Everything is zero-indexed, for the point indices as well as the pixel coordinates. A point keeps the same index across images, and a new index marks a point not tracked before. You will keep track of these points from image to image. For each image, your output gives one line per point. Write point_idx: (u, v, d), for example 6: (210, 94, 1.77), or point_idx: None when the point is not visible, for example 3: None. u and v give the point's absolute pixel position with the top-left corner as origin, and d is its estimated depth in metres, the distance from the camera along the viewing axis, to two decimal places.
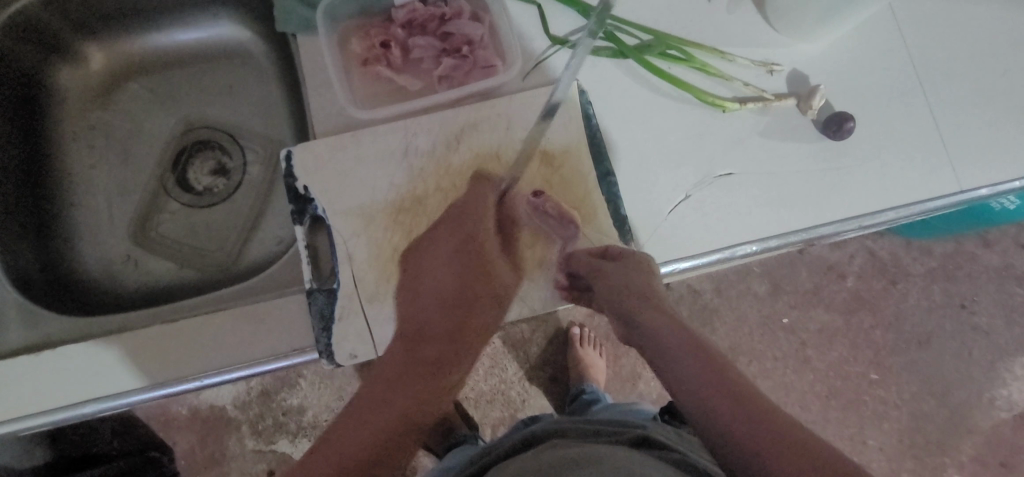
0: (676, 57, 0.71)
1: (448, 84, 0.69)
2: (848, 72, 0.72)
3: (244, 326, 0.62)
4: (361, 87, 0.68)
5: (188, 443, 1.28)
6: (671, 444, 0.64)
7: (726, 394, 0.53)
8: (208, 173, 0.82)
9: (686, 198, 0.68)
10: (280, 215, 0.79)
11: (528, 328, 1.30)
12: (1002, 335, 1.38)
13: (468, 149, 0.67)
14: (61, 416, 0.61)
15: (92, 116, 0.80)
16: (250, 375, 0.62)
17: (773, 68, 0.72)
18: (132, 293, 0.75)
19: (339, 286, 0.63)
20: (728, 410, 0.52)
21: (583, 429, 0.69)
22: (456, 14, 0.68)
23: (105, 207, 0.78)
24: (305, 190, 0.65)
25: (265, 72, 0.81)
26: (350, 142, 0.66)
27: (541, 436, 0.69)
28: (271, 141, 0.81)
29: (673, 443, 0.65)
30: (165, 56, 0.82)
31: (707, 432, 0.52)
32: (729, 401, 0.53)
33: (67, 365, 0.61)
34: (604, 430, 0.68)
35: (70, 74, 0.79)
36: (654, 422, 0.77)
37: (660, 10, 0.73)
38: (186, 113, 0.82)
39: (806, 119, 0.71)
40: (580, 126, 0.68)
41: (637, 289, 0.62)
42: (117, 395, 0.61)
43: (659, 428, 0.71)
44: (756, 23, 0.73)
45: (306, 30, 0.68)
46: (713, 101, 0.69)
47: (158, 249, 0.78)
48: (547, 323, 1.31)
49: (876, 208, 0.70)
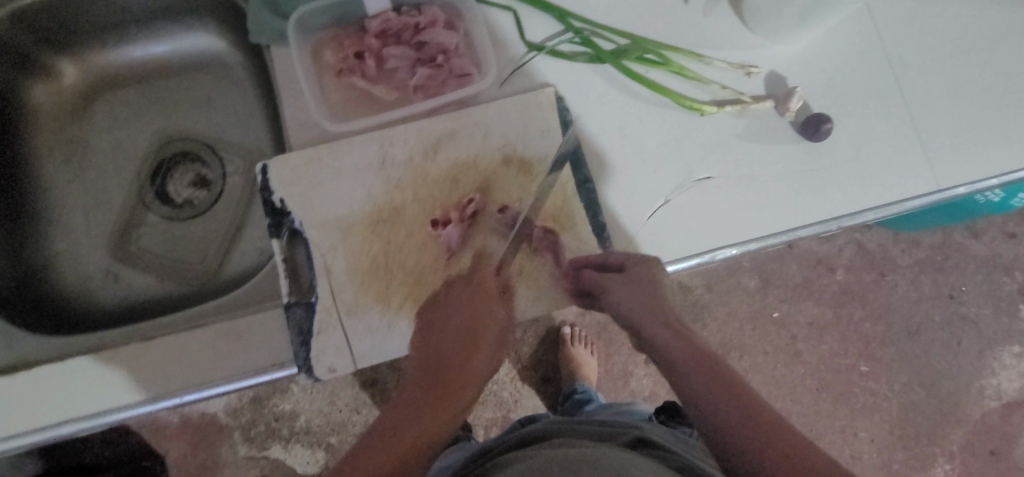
0: (654, 61, 0.70)
1: (423, 94, 0.68)
2: (825, 71, 0.72)
3: (223, 341, 0.62)
4: (336, 98, 0.68)
5: (181, 451, 1.28)
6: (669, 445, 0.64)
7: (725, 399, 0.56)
8: (187, 185, 0.82)
9: (665, 203, 0.68)
10: (260, 226, 0.79)
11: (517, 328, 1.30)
12: (991, 324, 1.39)
13: (445, 159, 0.67)
14: (41, 436, 0.61)
15: (68, 131, 0.80)
16: (230, 390, 0.62)
17: (751, 70, 0.71)
18: (113, 309, 0.75)
19: (318, 299, 0.63)
20: (729, 412, 0.55)
21: (580, 430, 0.68)
22: (430, 22, 0.68)
23: (83, 223, 0.78)
24: (281, 203, 0.64)
25: (241, 82, 0.80)
26: (325, 154, 0.65)
27: (539, 436, 0.69)
28: (249, 151, 0.81)
29: (669, 444, 0.65)
30: (141, 68, 0.81)
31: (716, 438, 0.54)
32: (740, 417, 0.54)
33: (47, 387, 0.62)
34: (601, 431, 0.68)
35: (44, 89, 0.78)
36: (648, 423, 0.77)
37: (636, 14, 0.72)
38: (164, 125, 0.82)
39: (784, 121, 0.71)
40: (557, 132, 0.68)
41: (645, 298, 0.64)
42: (96, 414, 0.61)
43: (654, 429, 0.70)
44: (733, 25, 0.73)
45: (279, 41, 0.67)
46: (689, 104, 0.69)
47: (138, 263, 0.78)
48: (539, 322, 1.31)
49: (855, 209, 0.70)
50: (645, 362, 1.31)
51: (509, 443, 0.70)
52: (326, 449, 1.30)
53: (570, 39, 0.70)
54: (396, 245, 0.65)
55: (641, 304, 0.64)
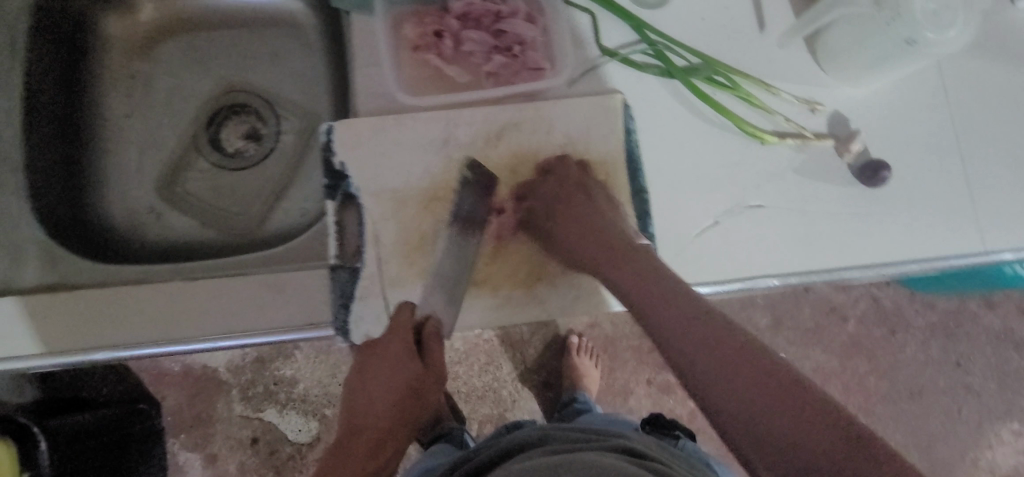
0: (722, 84, 0.71)
1: (494, 81, 0.69)
2: (888, 119, 0.73)
3: (264, 293, 0.62)
4: (410, 73, 0.68)
5: (177, 400, 1.29)
6: (658, 457, 0.62)
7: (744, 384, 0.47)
8: (240, 137, 0.83)
9: (714, 224, 0.69)
10: (306, 188, 0.80)
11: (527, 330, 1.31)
12: (993, 397, 1.38)
13: (507, 148, 0.67)
14: (70, 360, 0.61)
15: (133, 65, 0.80)
16: (263, 343, 0.62)
17: (817, 107, 0.72)
18: (153, 248, 0.75)
19: (363, 266, 0.64)
20: (736, 381, 0.48)
21: (565, 436, 0.66)
22: (511, 13, 0.68)
23: (135, 157, 0.78)
24: (341, 166, 0.65)
25: (311, 44, 0.81)
26: (391, 125, 0.66)
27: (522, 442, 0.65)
28: (309, 113, 0.82)
29: (654, 452, 0.63)
30: (213, 14, 0.81)
31: (714, 411, 0.48)
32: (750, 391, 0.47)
33: (84, 311, 0.62)
34: (586, 437, 0.65)
35: (118, 21, 0.79)
36: (635, 431, 0.75)
37: (712, 35, 0.73)
38: (227, 74, 0.82)
39: (842, 162, 0.72)
40: (620, 139, 0.69)
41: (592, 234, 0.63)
42: (129, 347, 0.61)
43: (643, 439, 0.68)
44: (804, 60, 0.73)
45: (360, 9, 0.68)
46: (752, 131, 0.70)
47: (182, 206, 0.79)
48: (547, 327, 1.32)
49: (899, 259, 0.71)
50: (647, 382, 1.32)
51: (494, 452, 0.67)
52: (319, 421, 1.30)
53: (644, 50, 0.71)
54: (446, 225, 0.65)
55: (612, 263, 0.61)
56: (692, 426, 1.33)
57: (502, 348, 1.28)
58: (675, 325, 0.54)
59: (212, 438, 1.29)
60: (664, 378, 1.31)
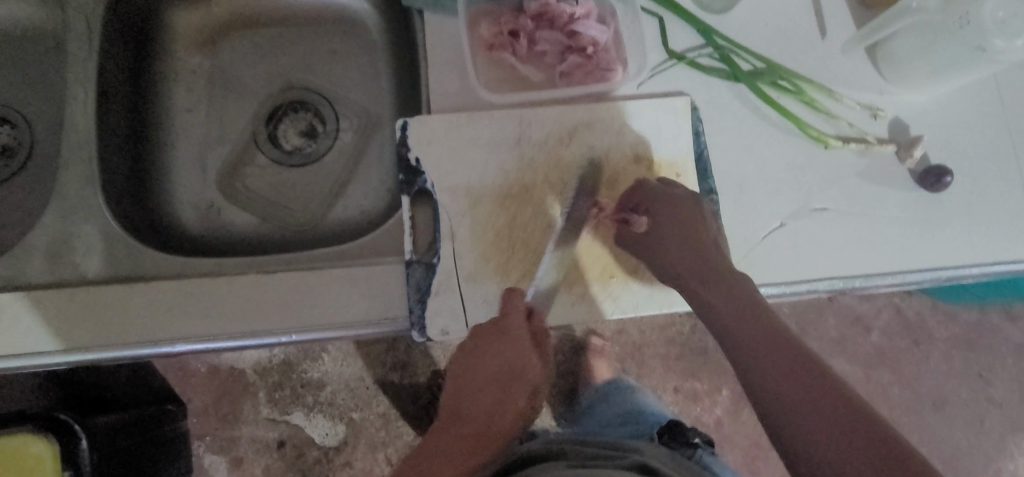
0: (786, 88, 0.73)
1: (567, 81, 0.69)
2: (946, 126, 0.74)
3: (339, 288, 0.63)
4: (483, 72, 0.69)
5: (203, 402, 1.28)
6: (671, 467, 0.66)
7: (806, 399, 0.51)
8: (298, 134, 0.83)
9: (780, 226, 0.69)
10: (365, 186, 0.80)
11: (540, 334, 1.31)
12: (1015, 409, 1.39)
13: (579, 147, 0.67)
14: (144, 350, 0.61)
15: (196, 59, 0.80)
16: (337, 337, 0.63)
17: (878, 113, 0.73)
18: (214, 242, 0.75)
19: (439, 262, 0.63)
20: (811, 418, 0.50)
21: (581, 449, 0.70)
22: (585, 14, 0.68)
23: (195, 150, 0.78)
24: (416, 162, 0.65)
25: (373, 44, 0.81)
26: (465, 123, 0.66)
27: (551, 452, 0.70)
28: (368, 112, 0.82)
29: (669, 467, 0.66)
30: (277, 12, 0.82)
31: (793, 442, 0.50)
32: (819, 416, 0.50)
33: (159, 301, 0.62)
34: (603, 452, 0.68)
35: (183, 15, 0.80)
36: (645, 445, 0.79)
37: (775, 41, 0.74)
38: (287, 71, 0.83)
39: (903, 168, 0.73)
40: (689, 141, 0.69)
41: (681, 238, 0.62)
42: (204, 338, 0.61)
43: (654, 453, 0.71)
44: (865, 67, 0.75)
45: (433, 7, 0.69)
46: (816, 135, 0.71)
47: (242, 201, 0.78)
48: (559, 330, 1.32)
49: (958, 264, 0.72)
50: (675, 389, 1.32)
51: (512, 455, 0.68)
52: (346, 424, 1.29)
53: (710, 53, 0.72)
54: (520, 222, 0.65)
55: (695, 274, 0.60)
56: (718, 433, 1.33)
57: None
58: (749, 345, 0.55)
59: (238, 440, 1.28)
60: (691, 385, 1.31)
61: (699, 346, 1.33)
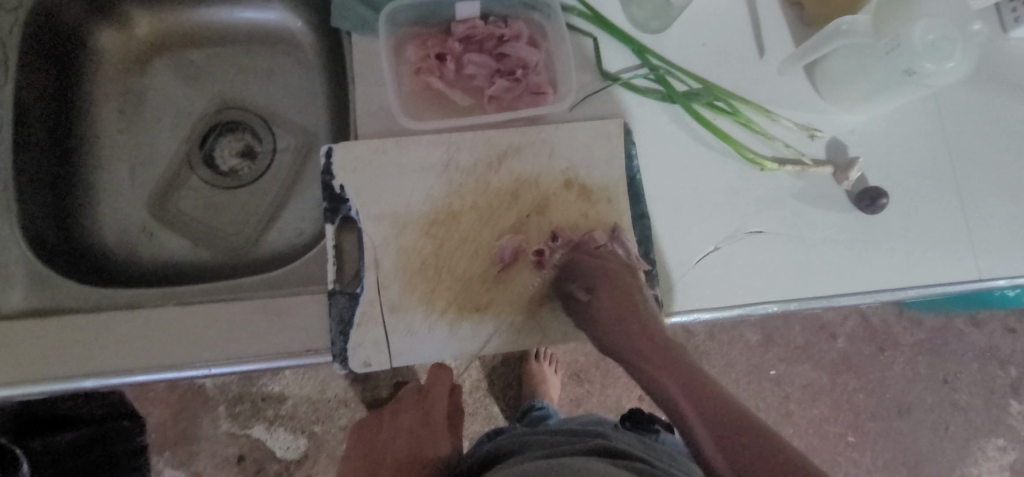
0: (722, 109, 0.72)
1: (496, 105, 0.69)
2: (885, 146, 0.74)
3: (260, 319, 0.61)
4: (411, 96, 0.68)
5: (162, 416, 1.26)
6: (635, 454, 0.63)
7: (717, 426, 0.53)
8: (234, 155, 0.81)
9: (715, 250, 0.69)
10: (301, 207, 0.78)
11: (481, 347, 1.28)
12: (978, 414, 1.40)
13: (508, 172, 0.67)
14: (57, 387, 0.59)
15: (128, 81, 0.79)
16: (258, 370, 0.61)
17: (815, 134, 0.73)
18: (144, 268, 0.74)
19: (362, 291, 0.62)
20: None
21: (542, 443, 0.68)
22: (514, 36, 0.68)
23: (127, 173, 0.77)
24: (341, 189, 0.64)
25: (310, 62, 0.80)
26: (392, 148, 0.65)
27: (504, 453, 0.71)
28: (305, 131, 0.80)
29: (635, 451, 0.64)
30: (211, 30, 0.81)
31: None
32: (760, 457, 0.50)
33: (72, 338, 0.60)
34: (567, 441, 0.67)
35: (111, 35, 0.78)
36: (613, 429, 0.76)
37: (712, 61, 0.73)
38: (222, 91, 0.81)
39: (840, 189, 0.72)
40: (621, 165, 0.68)
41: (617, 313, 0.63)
42: (120, 374, 0.60)
43: (621, 437, 0.69)
44: (803, 87, 0.74)
45: (361, 30, 0.68)
46: (751, 158, 0.70)
47: (174, 225, 0.77)
48: None
49: (898, 284, 0.71)
50: (639, 399, 1.31)
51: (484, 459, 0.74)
52: (308, 438, 1.28)
53: (645, 75, 0.71)
54: (447, 249, 0.65)
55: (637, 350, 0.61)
56: None
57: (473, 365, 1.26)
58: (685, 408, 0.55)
59: (197, 455, 1.26)
60: None
61: None
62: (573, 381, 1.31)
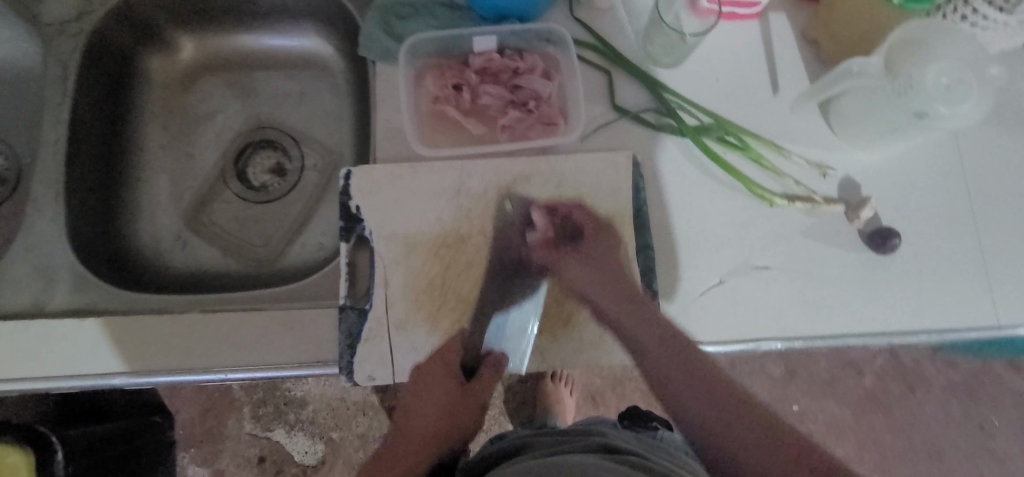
0: (733, 144, 0.72)
1: (509, 134, 0.72)
2: (901, 187, 0.73)
3: (276, 329, 0.65)
4: (428, 125, 0.73)
5: (191, 415, 1.31)
6: (633, 450, 0.62)
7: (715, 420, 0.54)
8: (266, 171, 0.86)
9: (719, 283, 0.69)
10: (325, 223, 0.83)
11: None
12: (1017, 464, 1.33)
13: (518, 199, 0.69)
14: (90, 383, 0.64)
15: (173, 100, 0.85)
16: (272, 377, 0.65)
17: (827, 171, 0.73)
18: (176, 275, 0.79)
19: (371, 308, 0.66)
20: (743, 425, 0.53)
21: (541, 443, 0.66)
22: (529, 69, 0.73)
23: (166, 185, 0.83)
24: (357, 210, 0.68)
25: (339, 86, 0.85)
26: (407, 173, 0.69)
27: (502, 457, 0.67)
28: (331, 151, 0.85)
29: (634, 447, 0.63)
30: (250, 54, 0.86)
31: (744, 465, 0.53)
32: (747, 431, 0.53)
33: (104, 338, 0.65)
34: (565, 439, 0.66)
35: (159, 59, 0.84)
36: (612, 428, 0.74)
37: (724, 96, 0.74)
38: (258, 111, 0.87)
39: (852, 227, 0.71)
40: (628, 195, 0.70)
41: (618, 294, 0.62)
42: (146, 374, 0.64)
43: (622, 435, 0.68)
44: (817, 125, 0.74)
45: (386, 59, 0.72)
46: (761, 193, 0.71)
47: (207, 235, 0.82)
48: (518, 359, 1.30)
49: (909, 327, 0.70)
50: None
51: (481, 465, 0.68)
52: (325, 444, 1.32)
53: (657, 109, 0.73)
54: (454, 272, 0.67)
55: (622, 310, 0.61)
56: None
57: None
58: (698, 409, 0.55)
59: (221, 454, 1.31)
60: None
61: None
62: (588, 403, 1.31)
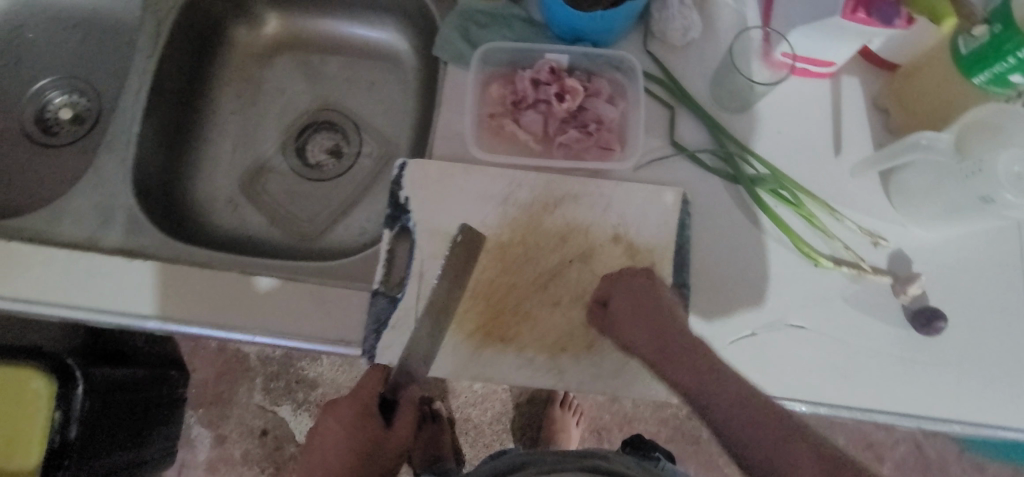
0: (787, 199, 0.72)
1: (564, 151, 0.74)
2: (954, 269, 0.71)
3: (309, 301, 0.67)
4: (487, 132, 0.75)
5: (206, 376, 1.35)
6: None
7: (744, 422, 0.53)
8: (323, 151, 0.89)
9: (750, 335, 0.68)
10: (370, 210, 0.85)
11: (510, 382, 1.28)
12: None
13: (562, 217, 0.70)
14: (125, 322, 0.66)
15: (250, 71, 0.89)
16: (296, 347, 0.66)
17: (879, 241, 0.71)
18: (223, 235, 0.82)
19: (402, 297, 0.67)
20: (744, 419, 0.53)
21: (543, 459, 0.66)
22: (594, 93, 0.75)
23: (229, 148, 0.86)
24: (406, 200, 0.69)
25: (407, 83, 0.88)
26: (460, 174, 0.70)
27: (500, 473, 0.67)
28: (388, 142, 0.87)
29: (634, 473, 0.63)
30: (329, 40, 0.90)
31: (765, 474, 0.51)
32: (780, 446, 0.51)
33: (143, 281, 0.67)
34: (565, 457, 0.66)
35: (245, 31, 0.89)
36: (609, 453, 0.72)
37: (783, 149, 0.74)
38: (327, 93, 0.90)
39: (896, 302, 0.69)
40: (672, 231, 0.70)
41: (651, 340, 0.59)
42: (178, 323, 0.66)
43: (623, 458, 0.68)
44: (874, 192, 0.73)
45: (456, 61, 0.75)
46: (807, 252, 0.69)
47: (258, 202, 0.85)
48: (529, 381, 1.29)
49: (943, 415, 0.67)
50: None
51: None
52: None
53: (713, 151, 0.73)
54: (488, 276, 0.68)
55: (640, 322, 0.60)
56: None
57: (498, 395, 1.28)
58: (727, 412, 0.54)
59: (227, 419, 1.34)
60: None
61: (691, 433, 1.28)
62: (593, 437, 1.29)
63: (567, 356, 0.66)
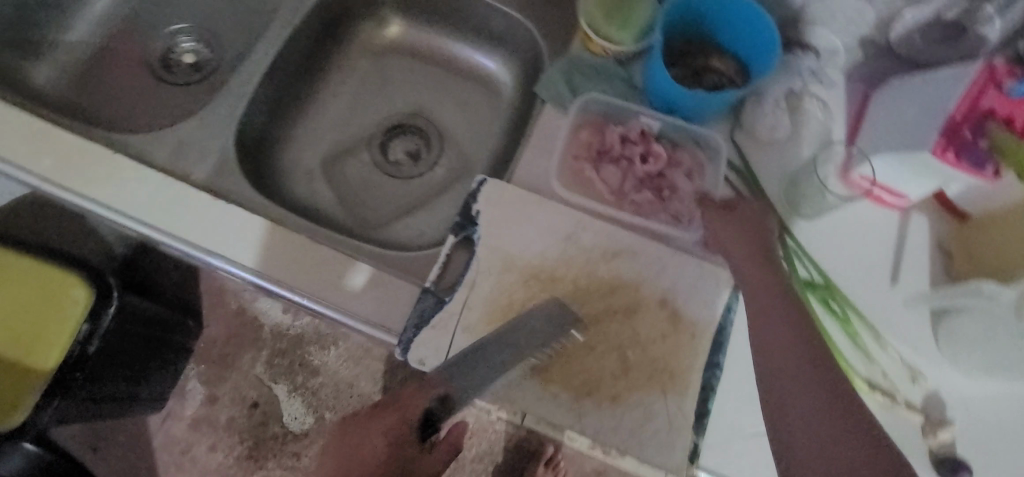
0: (834, 311, 0.73)
1: (633, 209, 0.77)
2: (988, 426, 0.70)
3: (363, 281, 0.70)
4: (566, 172, 0.78)
5: (216, 333, 1.35)
6: None
7: (829, 439, 0.52)
8: (404, 151, 0.94)
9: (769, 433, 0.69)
10: (433, 216, 0.88)
11: (504, 424, 1.26)
12: None
13: (617, 268, 0.72)
14: (193, 254, 0.70)
15: (361, 64, 0.96)
16: (339, 321, 0.69)
17: (918, 377, 0.72)
18: (292, 201, 0.86)
19: (449, 301, 0.69)
20: (813, 401, 0.54)
21: None
22: (676, 163, 0.78)
23: (322, 128, 0.92)
24: (476, 213, 0.73)
25: (499, 111, 0.93)
26: (532, 203, 0.74)
27: None
28: (467, 159, 0.92)
29: None
30: (439, 54, 0.96)
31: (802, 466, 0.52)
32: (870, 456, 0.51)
33: (221, 220, 0.71)
34: None
35: (369, 28, 0.96)
36: None
37: (843, 263, 0.76)
38: (423, 101, 0.96)
39: (922, 442, 0.70)
40: (718, 311, 0.71)
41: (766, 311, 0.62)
42: (240, 268, 0.69)
43: None
44: (922, 329, 0.74)
45: (556, 102, 0.80)
46: (842, 367, 0.71)
47: (334, 182, 0.90)
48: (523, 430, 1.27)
49: None
50: None
51: None
52: (315, 419, 1.32)
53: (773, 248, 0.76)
54: (535, 303, 0.70)
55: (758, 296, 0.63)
56: None
57: (488, 434, 1.26)
58: (816, 425, 0.53)
59: (224, 382, 1.34)
60: None
61: None
62: None
63: (590, 401, 0.67)
